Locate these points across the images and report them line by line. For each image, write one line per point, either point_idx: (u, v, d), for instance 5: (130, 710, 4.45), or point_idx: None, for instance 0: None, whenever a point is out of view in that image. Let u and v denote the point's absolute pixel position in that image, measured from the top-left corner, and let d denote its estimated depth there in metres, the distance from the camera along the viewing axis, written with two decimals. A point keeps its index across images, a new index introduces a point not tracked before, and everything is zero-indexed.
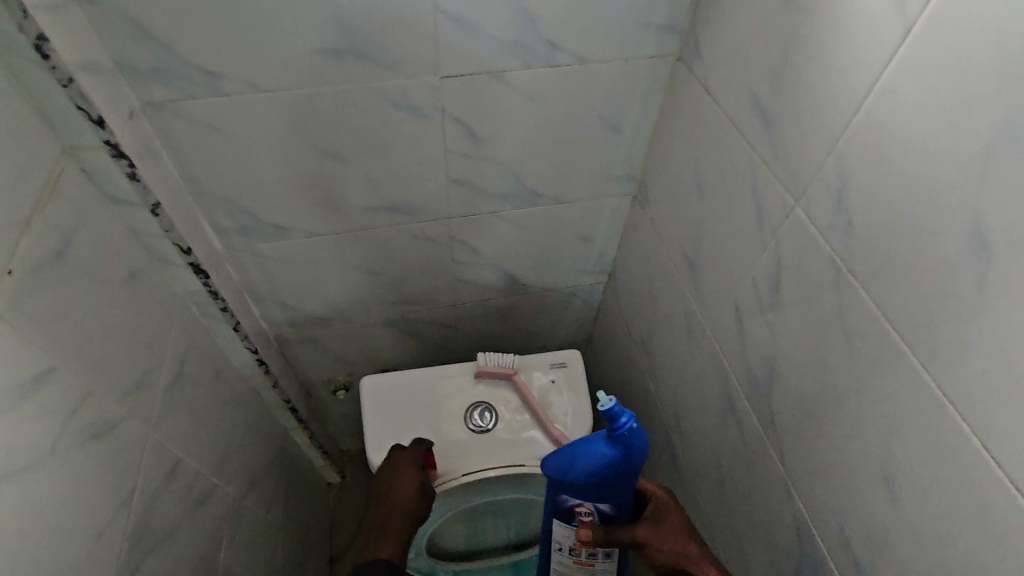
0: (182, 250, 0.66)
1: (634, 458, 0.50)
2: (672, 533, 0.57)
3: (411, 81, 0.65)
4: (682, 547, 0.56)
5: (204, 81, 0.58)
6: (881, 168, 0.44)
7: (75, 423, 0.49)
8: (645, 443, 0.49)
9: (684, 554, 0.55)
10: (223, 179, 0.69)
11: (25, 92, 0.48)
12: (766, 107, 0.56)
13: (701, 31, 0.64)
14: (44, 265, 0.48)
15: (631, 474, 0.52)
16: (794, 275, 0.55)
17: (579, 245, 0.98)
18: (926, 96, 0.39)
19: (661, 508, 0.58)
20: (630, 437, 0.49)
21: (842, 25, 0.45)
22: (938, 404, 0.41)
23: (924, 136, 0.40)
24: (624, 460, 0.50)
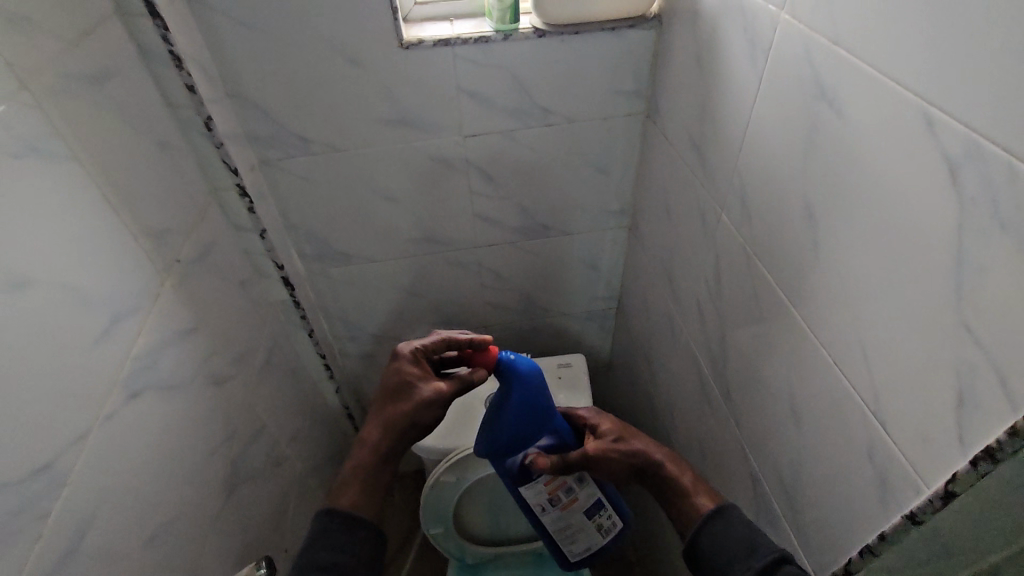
0: (276, 266, 0.91)
1: (529, 382, 0.69)
2: (613, 446, 0.72)
3: (443, 140, 0.88)
4: (627, 449, 0.71)
5: (301, 145, 0.84)
6: (758, 174, 0.61)
7: (206, 370, 0.71)
8: (528, 365, 0.70)
9: (630, 454, 0.71)
10: (308, 215, 0.94)
11: (194, 152, 0.74)
12: (699, 142, 0.74)
13: (658, 94, 0.85)
14: (196, 261, 0.72)
15: (536, 396, 0.71)
16: (728, 264, 0.71)
17: (588, 272, 1.16)
18: (772, 120, 0.57)
19: (599, 427, 0.76)
20: (522, 370, 0.69)
21: (729, 81, 0.64)
22: (811, 339, 0.56)
23: (775, 147, 0.57)
24: (529, 389, 0.69)
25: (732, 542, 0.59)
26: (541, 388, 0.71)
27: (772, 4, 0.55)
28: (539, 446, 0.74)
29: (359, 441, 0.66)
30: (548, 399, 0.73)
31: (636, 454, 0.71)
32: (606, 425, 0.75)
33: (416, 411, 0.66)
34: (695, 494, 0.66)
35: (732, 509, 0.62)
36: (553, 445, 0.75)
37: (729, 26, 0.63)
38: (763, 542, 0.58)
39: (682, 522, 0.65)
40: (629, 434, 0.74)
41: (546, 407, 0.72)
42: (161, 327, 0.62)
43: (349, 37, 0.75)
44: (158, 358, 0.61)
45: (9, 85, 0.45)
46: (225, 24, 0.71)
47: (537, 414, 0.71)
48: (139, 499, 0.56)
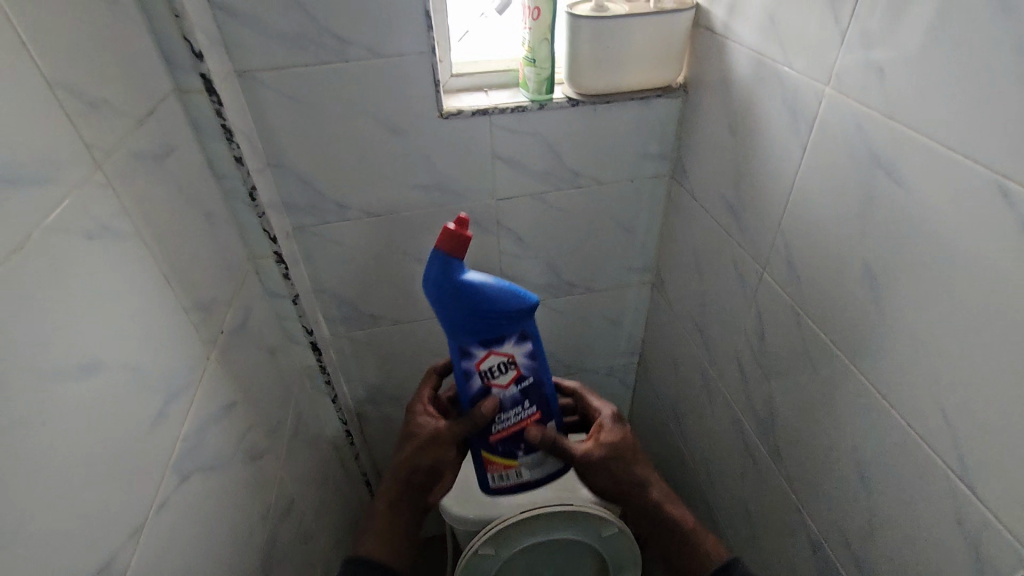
0: (306, 330, 0.89)
1: (442, 268, 0.68)
2: (615, 466, 0.78)
3: (475, 204, 0.90)
4: (625, 472, 0.78)
5: (336, 211, 0.85)
6: (807, 235, 0.62)
7: (244, 444, 0.68)
8: (454, 255, 0.68)
9: (621, 475, 0.78)
10: (337, 279, 0.93)
11: (236, 222, 0.73)
12: (734, 204, 0.77)
13: (685, 157, 0.88)
14: (236, 332, 0.70)
15: (455, 292, 0.68)
16: (772, 323, 0.72)
17: (611, 329, 1.16)
18: (819, 185, 0.59)
19: (603, 435, 0.79)
20: (458, 271, 0.68)
21: (768, 149, 0.67)
22: (877, 400, 0.56)
23: (827, 210, 0.59)
24: (441, 270, 0.68)
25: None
26: (500, 316, 0.70)
27: (815, 79, 0.57)
28: (517, 385, 0.77)
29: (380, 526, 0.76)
30: (469, 312, 0.70)
31: (635, 479, 0.78)
32: (616, 439, 0.79)
33: (432, 456, 0.78)
34: (692, 535, 0.75)
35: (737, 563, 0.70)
36: (529, 400, 0.79)
37: (765, 96, 0.66)
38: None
39: (681, 560, 0.74)
40: (626, 450, 0.79)
41: (480, 333, 0.72)
42: (206, 403, 0.60)
43: (389, 109, 0.77)
44: (204, 437, 0.59)
45: (87, 168, 0.45)
46: (272, 98, 0.72)
47: (508, 337, 0.73)
48: None
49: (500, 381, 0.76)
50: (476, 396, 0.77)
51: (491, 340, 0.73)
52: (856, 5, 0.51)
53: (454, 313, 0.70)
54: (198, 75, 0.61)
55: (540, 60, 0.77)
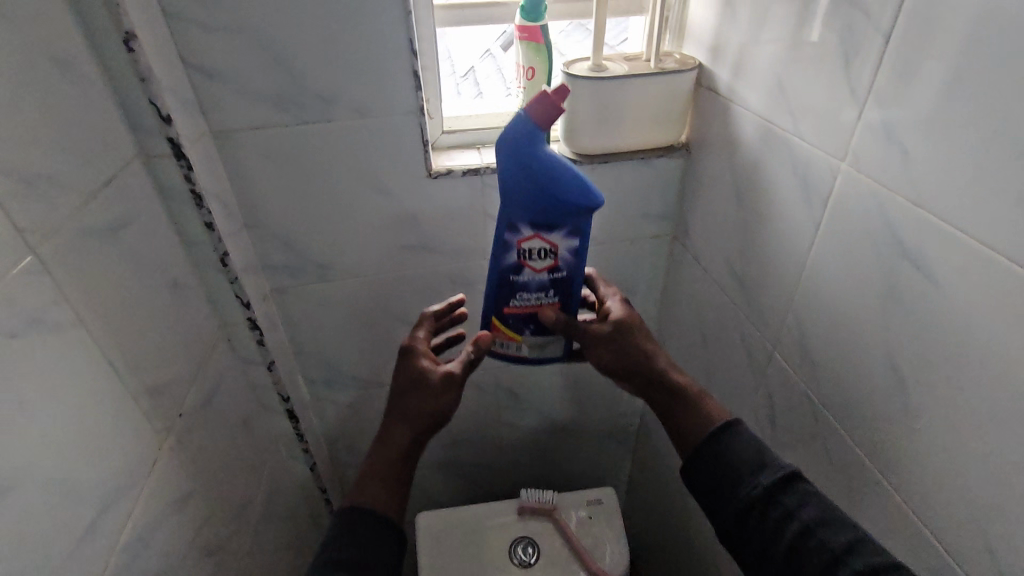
0: (281, 397, 0.83)
1: (529, 139, 0.60)
2: (625, 346, 0.68)
3: (465, 264, 0.85)
4: (634, 354, 0.67)
5: (317, 272, 0.80)
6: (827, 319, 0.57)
7: (197, 539, 0.62)
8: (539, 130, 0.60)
9: (632, 356, 0.67)
10: (318, 340, 0.88)
11: (205, 287, 0.68)
12: (740, 273, 0.71)
13: (688, 218, 0.83)
14: (197, 410, 0.64)
15: (529, 157, 0.61)
16: (784, 407, 0.66)
17: (610, 390, 1.10)
18: (837, 267, 0.54)
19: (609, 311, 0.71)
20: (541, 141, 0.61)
21: (777, 220, 0.62)
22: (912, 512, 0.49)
23: (847, 293, 0.53)
24: (522, 139, 0.60)
25: (823, 538, 0.50)
26: (558, 207, 0.63)
27: (828, 152, 0.53)
28: (547, 273, 0.69)
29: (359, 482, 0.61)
30: (539, 193, 0.62)
31: (637, 353, 0.67)
32: (618, 312, 0.71)
33: (441, 404, 0.65)
34: (715, 418, 0.61)
35: (804, 483, 0.54)
36: (553, 289, 0.71)
37: (774, 164, 0.62)
38: (825, 538, 0.50)
39: (680, 440, 0.62)
40: (635, 327, 0.69)
41: (539, 204, 0.63)
42: (152, 502, 0.54)
43: (376, 169, 0.73)
44: (147, 540, 0.53)
45: (17, 257, 0.40)
46: (249, 158, 0.68)
47: (561, 225, 0.65)
48: None
49: (533, 264, 0.68)
50: (504, 271, 0.69)
51: (542, 223, 0.65)
52: (876, 78, 0.47)
53: (511, 176, 0.62)
54: (165, 139, 0.57)
55: None
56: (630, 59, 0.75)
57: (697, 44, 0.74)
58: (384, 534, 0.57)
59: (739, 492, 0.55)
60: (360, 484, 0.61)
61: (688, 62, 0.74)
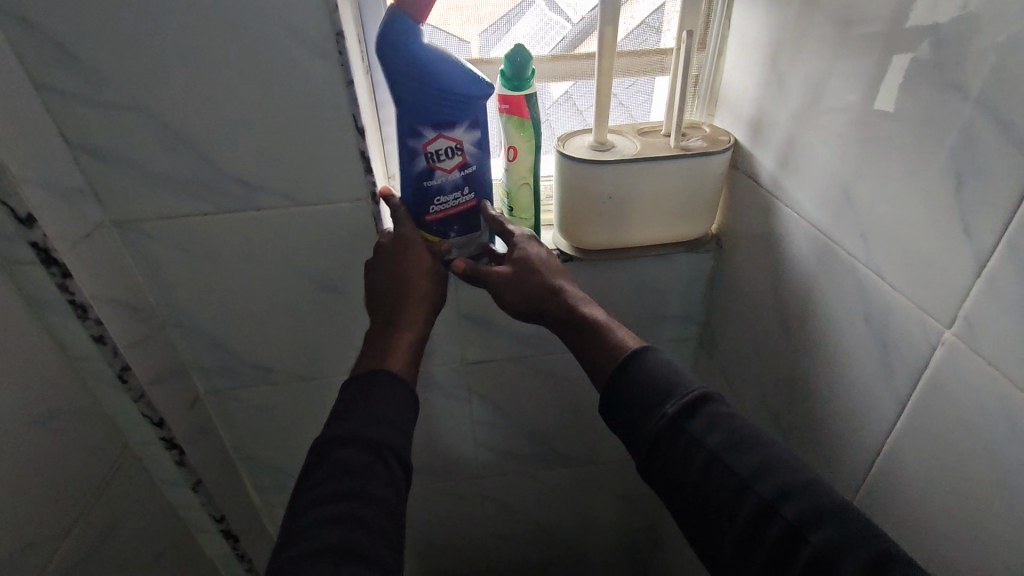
0: (214, 518, 0.68)
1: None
2: (527, 279, 0.53)
3: (439, 366, 0.70)
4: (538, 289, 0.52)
5: (258, 373, 0.67)
6: (926, 540, 0.39)
7: None
8: None
9: (537, 297, 0.52)
10: (267, 445, 0.75)
11: (102, 405, 0.55)
12: (788, 420, 0.54)
13: (719, 324, 0.66)
14: (70, 570, 0.51)
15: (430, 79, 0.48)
16: None
17: (621, 506, 0.91)
18: (948, 480, 0.36)
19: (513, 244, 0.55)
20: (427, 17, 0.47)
21: (840, 372, 0.45)
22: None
23: (966, 526, 0.35)
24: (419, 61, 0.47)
25: (728, 464, 0.40)
26: (452, 98, 0.49)
27: (924, 309, 0.36)
28: (460, 171, 0.54)
29: (382, 346, 0.52)
30: (415, 91, 0.48)
31: (543, 283, 0.52)
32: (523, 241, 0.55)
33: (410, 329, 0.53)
34: (619, 351, 0.47)
35: (714, 405, 0.43)
36: (468, 189, 0.56)
37: (835, 296, 0.44)
38: (731, 464, 0.40)
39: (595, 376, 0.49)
40: (543, 265, 0.54)
41: (431, 108, 0.50)
42: None
43: (323, 263, 0.59)
44: None
45: None
46: (163, 251, 0.56)
47: (460, 118, 0.51)
48: None
49: (444, 166, 0.53)
50: (414, 181, 0.53)
51: (446, 111, 0.50)
52: (1008, 225, 0.30)
53: (411, 99, 0.49)
54: (28, 244, 0.45)
55: (522, 207, 0.59)
56: (645, 133, 0.60)
57: (732, 115, 0.58)
58: (405, 417, 0.47)
59: (645, 426, 0.43)
60: (385, 350, 0.51)
61: (719, 137, 0.57)
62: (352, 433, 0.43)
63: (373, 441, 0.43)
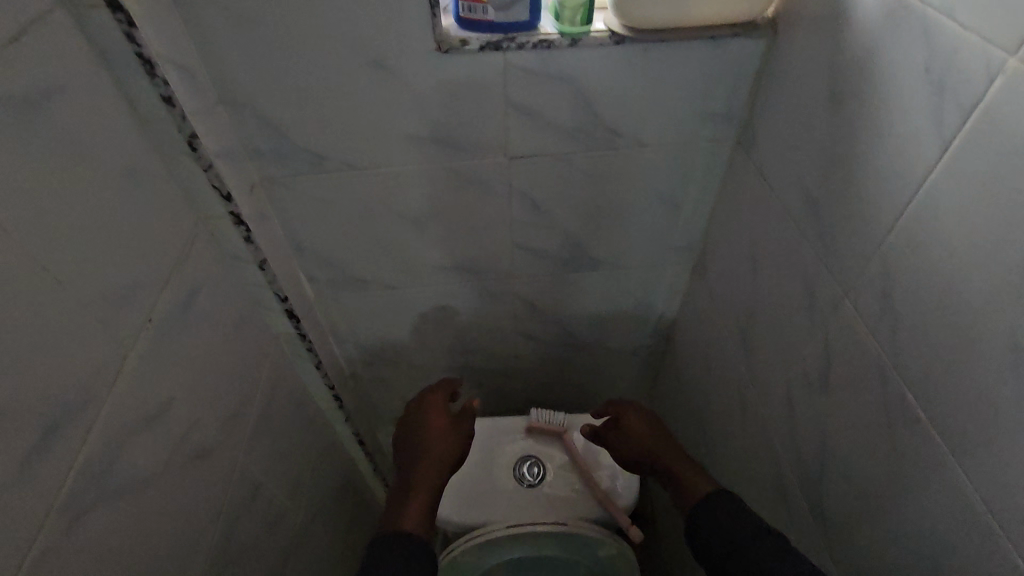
0: (279, 298, 0.77)
1: None
2: (659, 460, 0.72)
3: (484, 160, 0.73)
4: (672, 464, 0.70)
5: (311, 161, 0.70)
6: (931, 270, 0.44)
7: (185, 444, 0.59)
8: None
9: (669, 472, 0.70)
10: (319, 237, 0.80)
11: (175, 175, 0.59)
12: (817, 197, 0.58)
13: (759, 119, 0.67)
14: (175, 314, 0.58)
15: None
16: (843, 367, 0.56)
17: (638, 309, 1.01)
18: (968, 211, 0.40)
19: (627, 424, 0.76)
20: None
21: (887, 133, 0.47)
22: (996, 529, 0.40)
23: (970, 248, 0.40)
24: None
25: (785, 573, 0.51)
26: None
27: (995, 42, 0.37)
28: None
29: (400, 510, 0.66)
30: None
31: (672, 474, 0.70)
32: (634, 422, 0.76)
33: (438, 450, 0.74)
34: (697, 491, 0.65)
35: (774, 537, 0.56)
36: None
37: (900, 54, 0.45)
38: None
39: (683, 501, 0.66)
40: (620, 413, 0.78)
41: None
42: (121, 415, 0.49)
43: (374, 37, 0.58)
44: (118, 459, 0.49)
45: None
46: (214, 16, 0.55)
47: None
48: None
49: None
50: None
51: None
52: None
53: None
54: None
55: None
56: None
57: None
58: (424, 560, 0.59)
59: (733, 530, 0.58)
60: (402, 515, 0.66)
61: None
62: (382, 558, 0.58)
63: (402, 553, 0.58)
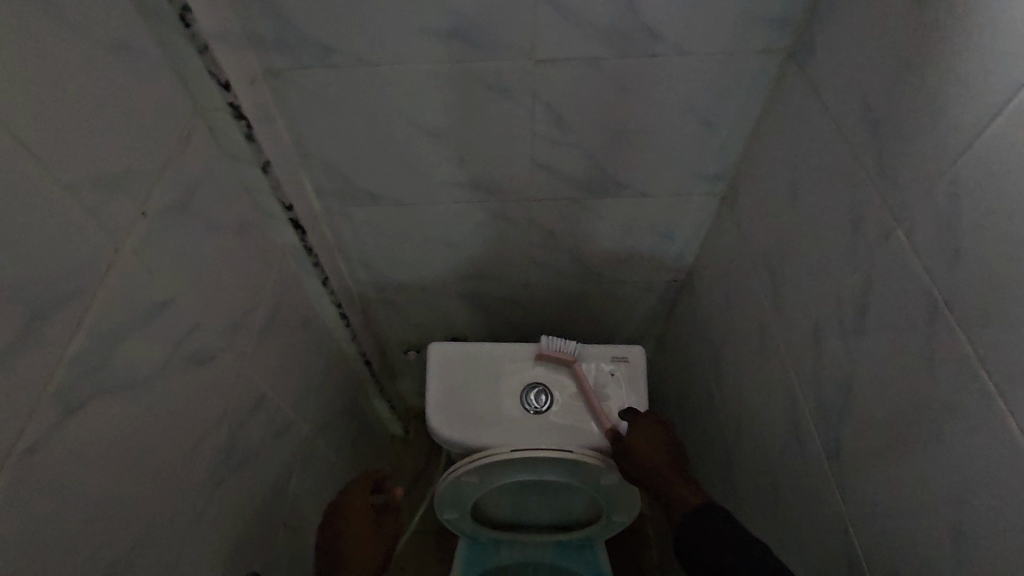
0: (285, 206, 0.73)
1: None
2: (655, 482, 0.66)
3: (507, 63, 0.66)
4: (671, 482, 0.64)
5: (318, 54, 0.63)
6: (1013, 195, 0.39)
7: (187, 347, 0.57)
8: None
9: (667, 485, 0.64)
10: (327, 144, 0.75)
11: (169, 57, 0.54)
12: (880, 115, 0.51)
13: (821, 27, 0.60)
14: (173, 211, 0.55)
15: None
16: (884, 304, 0.52)
17: (659, 242, 0.96)
18: None
19: (639, 444, 0.70)
20: None
21: (984, 32, 0.40)
22: None
23: None
24: None
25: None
26: None
27: None
28: None
29: None
30: None
31: (669, 485, 0.63)
32: (647, 442, 0.70)
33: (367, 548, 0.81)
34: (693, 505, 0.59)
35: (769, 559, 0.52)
36: None
37: None
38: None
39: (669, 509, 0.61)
40: (645, 429, 0.72)
41: None
42: (116, 311, 0.47)
43: None
44: (114, 354, 0.47)
45: None
46: None
47: None
48: (82, 541, 0.44)
49: None
50: None
51: None
52: None
53: None
54: None
55: None
56: None
57: None
58: None
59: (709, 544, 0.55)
60: None
61: None
62: None
63: None
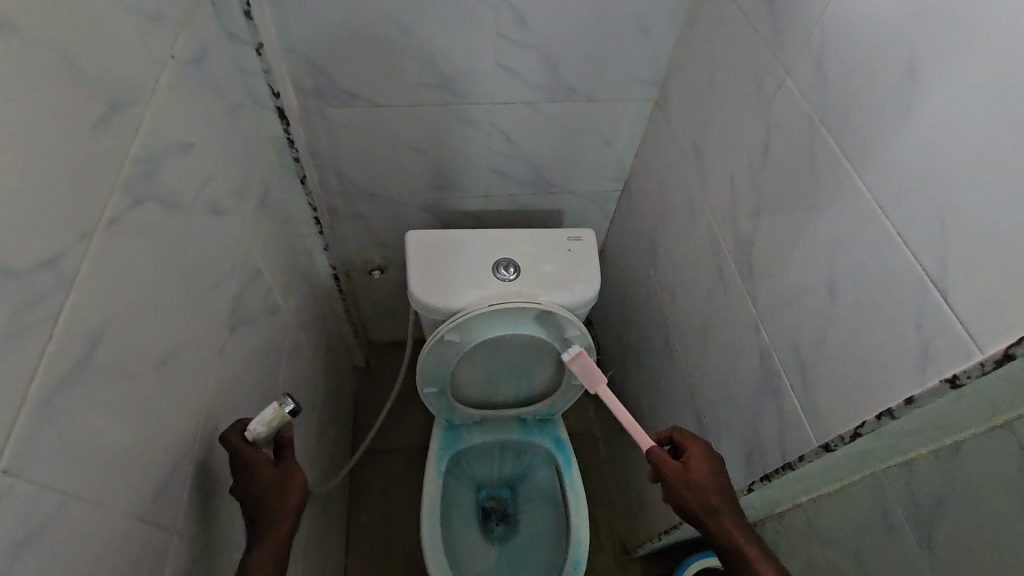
0: (272, 93, 0.82)
1: None
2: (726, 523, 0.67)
3: None
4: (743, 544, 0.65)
5: None
6: (858, 26, 0.55)
7: (206, 192, 0.64)
8: None
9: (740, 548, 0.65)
10: (309, 38, 0.82)
11: None
12: None
13: None
14: (190, 64, 0.61)
15: None
16: (780, 141, 0.68)
17: (603, 149, 1.10)
18: None
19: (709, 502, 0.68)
20: None
21: None
22: (878, 214, 0.54)
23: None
24: None
25: None
26: None
27: None
28: None
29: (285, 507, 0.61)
30: None
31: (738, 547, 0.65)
32: (715, 498, 0.68)
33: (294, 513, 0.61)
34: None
35: None
36: None
37: None
38: None
39: None
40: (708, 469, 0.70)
41: None
42: (159, 132, 0.53)
43: None
44: (159, 169, 0.53)
45: None
46: None
47: None
48: (148, 324, 0.51)
49: None
50: None
51: None
52: None
53: None
54: None
55: None
56: None
57: None
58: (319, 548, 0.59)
59: None
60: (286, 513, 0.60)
61: None
62: None
63: None
